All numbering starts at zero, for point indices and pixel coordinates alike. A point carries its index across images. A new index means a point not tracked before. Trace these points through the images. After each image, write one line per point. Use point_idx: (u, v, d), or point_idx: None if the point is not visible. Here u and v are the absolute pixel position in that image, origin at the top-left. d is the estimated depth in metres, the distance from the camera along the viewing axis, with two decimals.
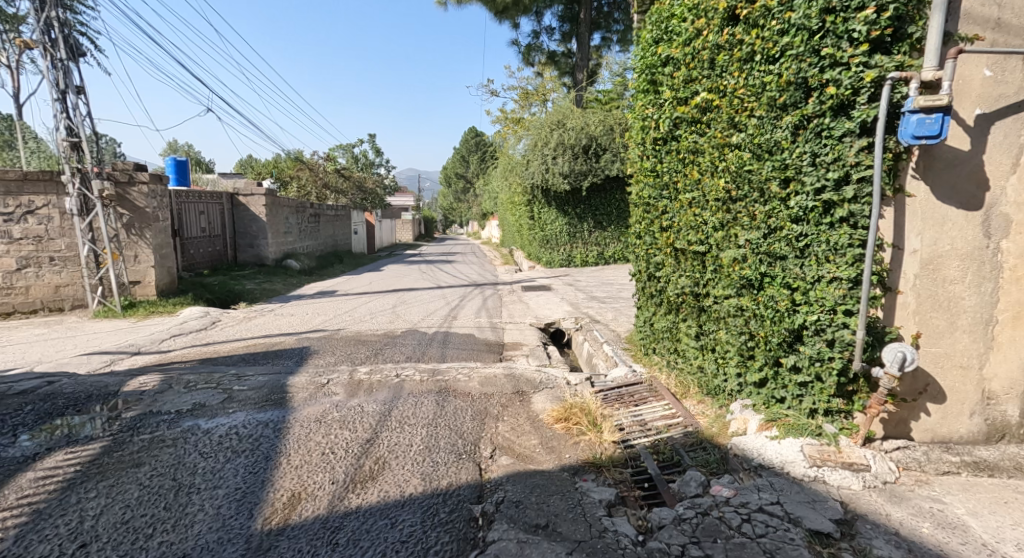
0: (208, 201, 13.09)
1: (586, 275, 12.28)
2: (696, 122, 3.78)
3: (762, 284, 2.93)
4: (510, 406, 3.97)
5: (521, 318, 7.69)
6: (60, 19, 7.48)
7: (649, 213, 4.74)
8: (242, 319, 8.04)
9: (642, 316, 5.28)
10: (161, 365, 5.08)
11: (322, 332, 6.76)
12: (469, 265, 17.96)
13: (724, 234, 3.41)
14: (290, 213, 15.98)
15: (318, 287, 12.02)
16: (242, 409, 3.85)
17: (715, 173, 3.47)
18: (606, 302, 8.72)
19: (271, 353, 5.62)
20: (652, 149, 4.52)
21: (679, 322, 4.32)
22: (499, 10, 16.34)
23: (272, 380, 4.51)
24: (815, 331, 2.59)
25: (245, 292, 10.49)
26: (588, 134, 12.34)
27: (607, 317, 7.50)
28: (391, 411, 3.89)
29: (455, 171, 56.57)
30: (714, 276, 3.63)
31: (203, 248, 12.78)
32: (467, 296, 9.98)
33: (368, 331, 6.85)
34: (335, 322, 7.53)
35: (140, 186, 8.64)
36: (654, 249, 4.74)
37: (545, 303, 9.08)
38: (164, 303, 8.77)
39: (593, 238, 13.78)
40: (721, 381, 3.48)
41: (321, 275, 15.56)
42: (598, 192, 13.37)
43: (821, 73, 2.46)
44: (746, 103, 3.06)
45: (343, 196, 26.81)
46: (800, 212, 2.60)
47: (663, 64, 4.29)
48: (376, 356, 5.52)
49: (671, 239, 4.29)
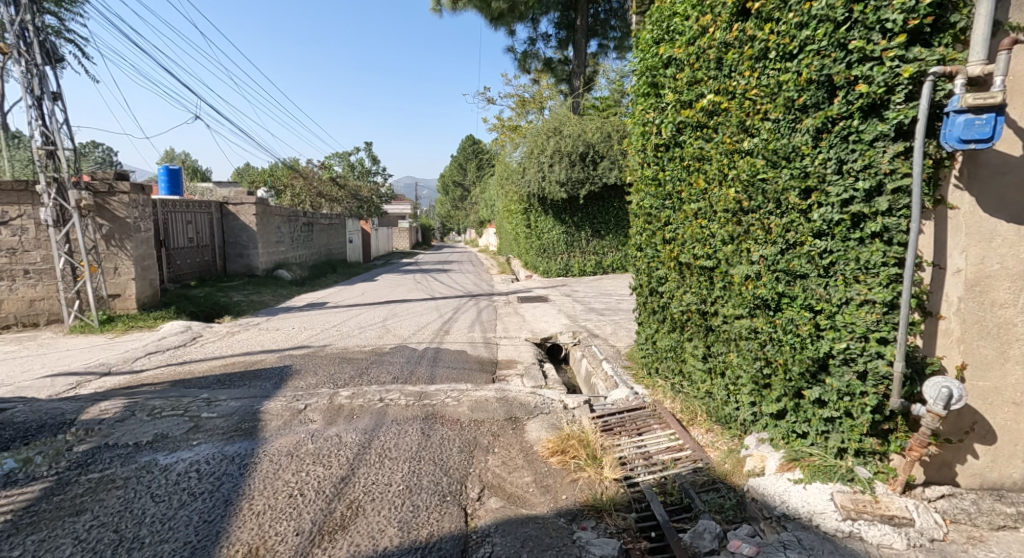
0: (197, 210, 12.79)
1: (584, 285, 11.98)
2: (701, 127, 3.50)
3: (780, 305, 2.64)
4: (501, 436, 3.65)
5: (516, 332, 7.38)
6: (35, 23, 7.18)
7: (650, 223, 4.46)
8: (225, 334, 7.70)
9: (643, 332, 4.98)
10: (128, 389, 4.74)
11: (306, 349, 6.43)
12: (465, 274, 17.67)
13: (734, 249, 3.13)
14: (282, 221, 15.69)
15: (309, 299, 11.70)
16: (208, 441, 3.53)
17: (724, 182, 3.19)
18: (605, 315, 8.42)
19: (249, 374, 5.29)
20: (653, 156, 4.25)
21: (685, 341, 4.02)
22: (494, 17, 16.21)
23: (245, 405, 4.18)
24: (843, 361, 2.29)
25: (231, 304, 10.17)
26: (586, 141, 12.10)
27: (606, 331, 7.19)
28: (371, 441, 3.57)
29: (452, 179, 56.45)
30: (723, 294, 3.33)
31: (191, 259, 12.46)
32: (461, 308, 9.68)
33: (355, 347, 6.52)
34: (322, 337, 7.20)
35: (120, 196, 8.33)
36: (656, 263, 4.45)
37: (542, 315, 8.77)
38: (144, 317, 8.44)
39: (590, 247, 13.50)
40: (732, 409, 3.18)
41: (313, 285, 15.23)
42: (596, 200, 13.11)
43: (848, 70, 2.17)
44: (758, 105, 2.78)
45: (338, 204, 26.53)
46: (824, 226, 2.32)
47: (664, 66, 4.02)
48: (360, 376, 5.18)
49: (674, 252, 4.00)
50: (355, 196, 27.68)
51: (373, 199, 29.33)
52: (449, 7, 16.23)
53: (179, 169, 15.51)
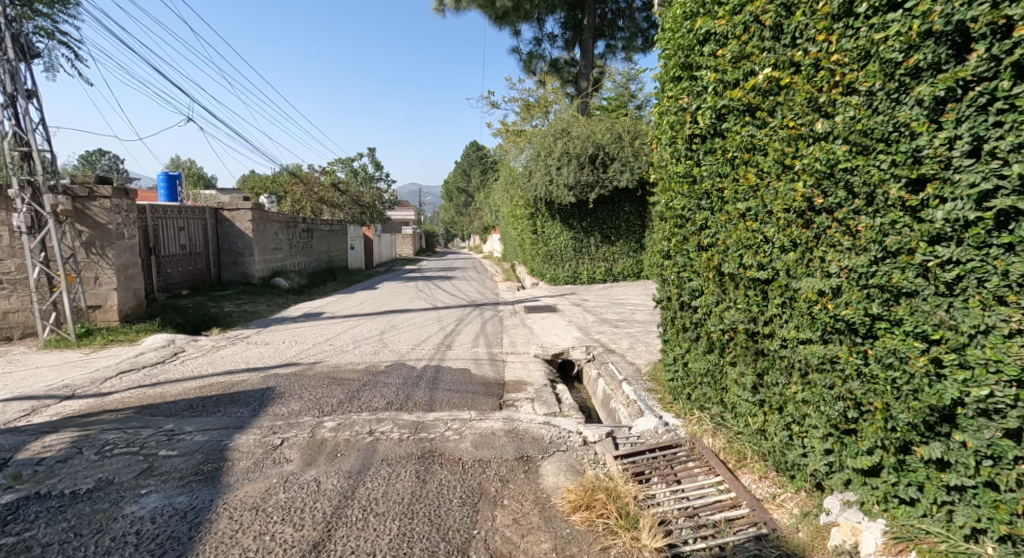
0: (190, 216, 12.30)
1: (594, 294, 11.36)
2: (752, 110, 2.92)
3: (874, 330, 2.05)
4: (512, 482, 3.05)
5: (524, 347, 6.78)
6: (9, 16, 6.73)
7: (682, 228, 3.88)
8: (210, 349, 7.13)
9: (671, 351, 4.39)
10: (85, 417, 4.16)
11: (294, 368, 5.84)
12: (470, 282, 17.08)
13: (798, 258, 2.54)
14: (280, 228, 15.18)
15: (305, 309, 11.14)
16: (158, 490, 2.93)
17: (785, 174, 2.61)
18: (620, 327, 7.80)
19: (226, 398, 4.70)
20: (685, 149, 3.68)
21: (726, 366, 3.43)
22: (499, 16, 15.76)
23: (212, 440, 3.59)
24: (980, 411, 1.70)
25: (221, 315, 9.62)
26: (595, 142, 11.52)
27: (623, 346, 6.59)
28: (356, 488, 2.97)
29: (456, 186, 56.07)
30: (782, 312, 2.74)
31: (183, 267, 11.95)
32: (465, 319, 9.10)
33: (348, 365, 5.93)
34: (313, 353, 6.62)
35: (102, 201, 7.84)
36: (687, 272, 3.88)
37: (551, 327, 8.16)
38: (126, 330, 7.89)
39: (600, 253, 12.88)
40: (797, 455, 2.59)
41: (312, 294, 14.70)
42: (605, 204, 12.54)
43: (995, 12, 1.60)
44: (838, 75, 2.20)
45: (340, 210, 26.06)
46: (947, 228, 1.75)
47: (701, 43, 3.44)
48: (349, 401, 4.58)
49: (713, 260, 3.42)
50: (358, 202, 27.20)
51: (376, 205, 28.84)
52: (453, 7, 15.78)
53: (179, 174, 15.10)
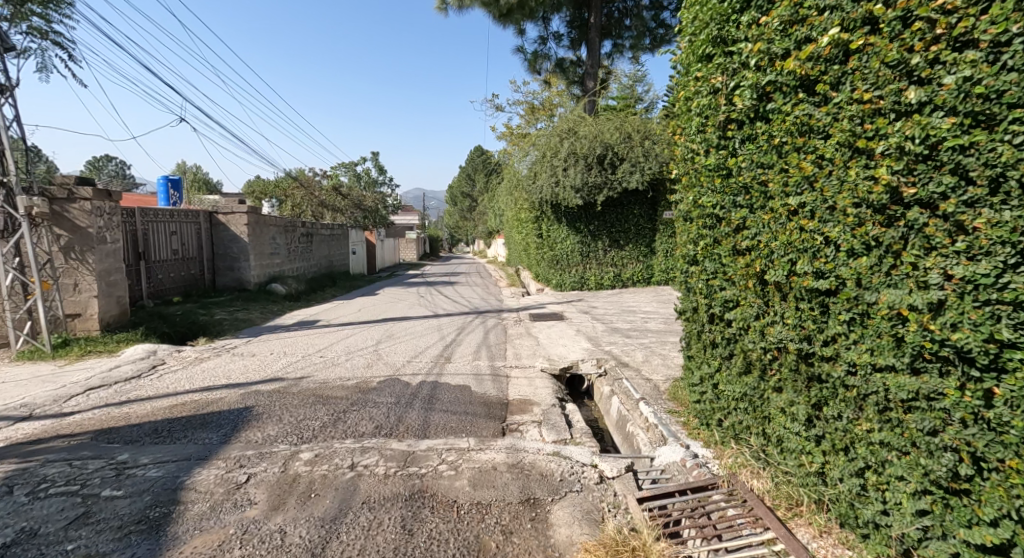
0: (182, 219, 11.88)
1: (603, 301, 10.81)
2: (807, 85, 2.41)
3: (1001, 359, 1.60)
4: (517, 535, 2.53)
5: (529, 360, 6.26)
6: None
7: (712, 228, 3.37)
8: (192, 361, 6.64)
9: (697, 369, 3.87)
10: (32, 444, 3.68)
11: (279, 383, 5.34)
12: (472, 288, 16.54)
13: (874, 264, 2.04)
14: (278, 232, 14.76)
15: (299, 316, 10.65)
16: (88, 544, 2.43)
17: (856, 160, 2.11)
18: (632, 337, 7.26)
19: (196, 421, 4.19)
20: (718, 137, 3.17)
21: (768, 390, 2.91)
22: (503, 14, 15.32)
23: (166, 476, 3.07)
24: None
25: (211, 324, 9.14)
26: (603, 142, 11.03)
27: (637, 359, 6.06)
28: (329, 543, 2.46)
29: (461, 191, 55.70)
30: (848, 331, 2.23)
31: (174, 272, 11.52)
32: (466, 327, 8.59)
33: (338, 380, 5.42)
34: (302, 366, 6.12)
35: (82, 203, 7.46)
36: (717, 279, 3.37)
37: (558, 337, 7.63)
38: (105, 340, 7.42)
39: (608, 258, 12.34)
40: (876, 512, 2.08)
41: (310, 300, 14.23)
42: (614, 207, 12.03)
43: None
44: (942, 27, 1.72)
45: (342, 215, 25.63)
46: None
47: (739, 12, 2.93)
48: (333, 425, 4.07)
49: (753, 266, 2.91)
50: (359, 206, 26.76)
51: (378, 210, 28.44)
52: (455, 7, 15.41)
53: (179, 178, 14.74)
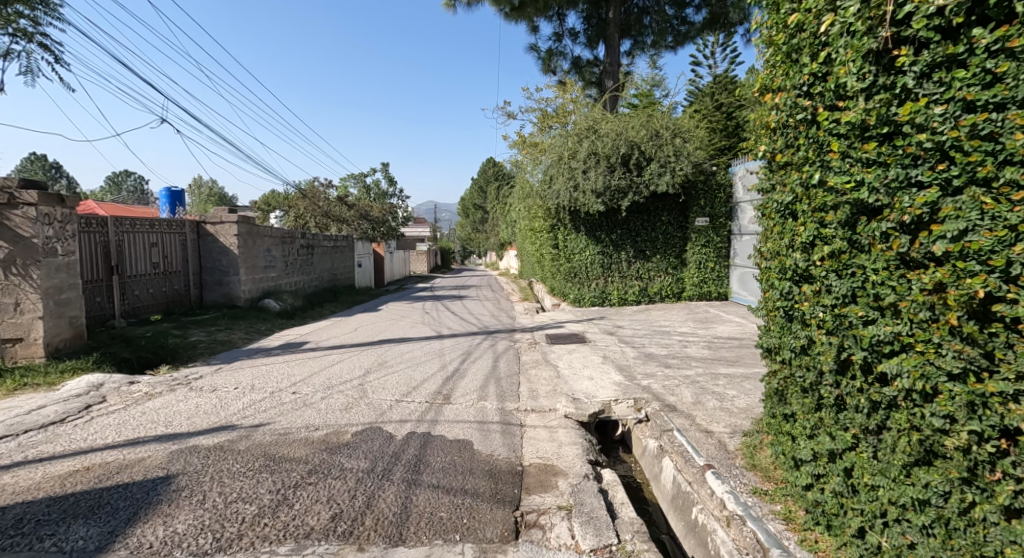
0: (165, 230, 10.89)
1: (630, 319, 9.47)
2: None
3: None
4: None
5: (550, 400, 4.99)
6: None
7: (846, 228, 2.15)
8: (140, 397, 5.48)
9: (809, 439, 2.59)
10: None
11: (227, 435, 4.14)
12: (483, 303, 15.25)
13: None
14: (273, 243, 13.72)
15: (287, 338, 9.49)
16: None
17: None
18: (674, 369, 5.95)
19: (84, 504, 2.98)
20: (866, 71, 1.96)
21: (990, 510, 1.67)
22: (516, 11, 14.32)
23: None
24: None
25: (183, 347, 8.01)
26: (628, 139, 9.85)
27: (686, 403, 4.75)
28: None
29: (473, 203, 54.82)
30: None
31: (153, 288, 10.48)
32: (473, 353, 7.33)
33: (302, 431, 4.21)
34: (265, 408, 4.92)
35: (26, 209, 6.44)
36: (852, 308, 2.14)
37: (582, 366, 6.33)
38: (48, 369, 6.31)
39: (632, 270, 11.00)
40: None
41: (305, 318, 13.07)
42: (639, 213, 10.77)
43: None
44: None
45: (348, 226, 24.56)
46: None
47: None
48: (273, 514, 2.85)
49: (959, 291, 1.65)
50: (366, 216, 25.61)
51: (387, 221, 27.38)
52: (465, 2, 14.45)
53: (180, 190, 13.82)
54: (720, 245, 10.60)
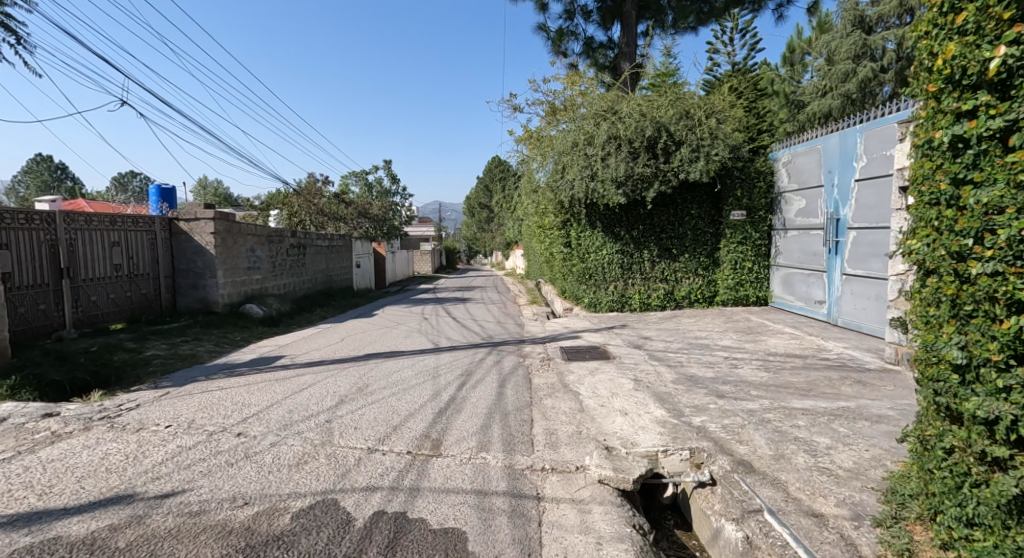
0: (130, 228, 9.68)
1: (657, 329, 8.14)
2: None
3: None
4: None
5: (576, 450, 3.66)
6: None
7: None
8: (41, 440, 4.21)
9: None
10: None
11: (114, 516, 2.86)
12: (488, 307, 13.97)
13: None
14: (258, 242, 12.47)
15: (262, 351, 8.22)
16: None
17: None
18: (731, 400, 4.60)
19: None
20: None
21: None
22: None
23: None
24: None
25: (133, 365, 6.74)
26: (655, 121, 8.52)
27: (767, 459, 3.40)
28: None
29: (478, 201, 53.63)
30: None
31: (115, 292, 9.27)
32: (475, 373, 6.02)
33: (223, 509, 2.91)
34: (192, 462, 3.63)
35: None
36: None
37: (612, 394, 5.00)
38: None
39: (657, 271, 9.66)
40: None
41: (290, 324, 11.81)
42: (664, 206, 9.46)
43: None
44: None
45: (346, 224, 23.35)
46: None
47: None
48: None
49: None
50: (365, 215, 24.34)
51: (388, 220, 26.13)
52: None
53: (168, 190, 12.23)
54: (758, 242, 9.28)
